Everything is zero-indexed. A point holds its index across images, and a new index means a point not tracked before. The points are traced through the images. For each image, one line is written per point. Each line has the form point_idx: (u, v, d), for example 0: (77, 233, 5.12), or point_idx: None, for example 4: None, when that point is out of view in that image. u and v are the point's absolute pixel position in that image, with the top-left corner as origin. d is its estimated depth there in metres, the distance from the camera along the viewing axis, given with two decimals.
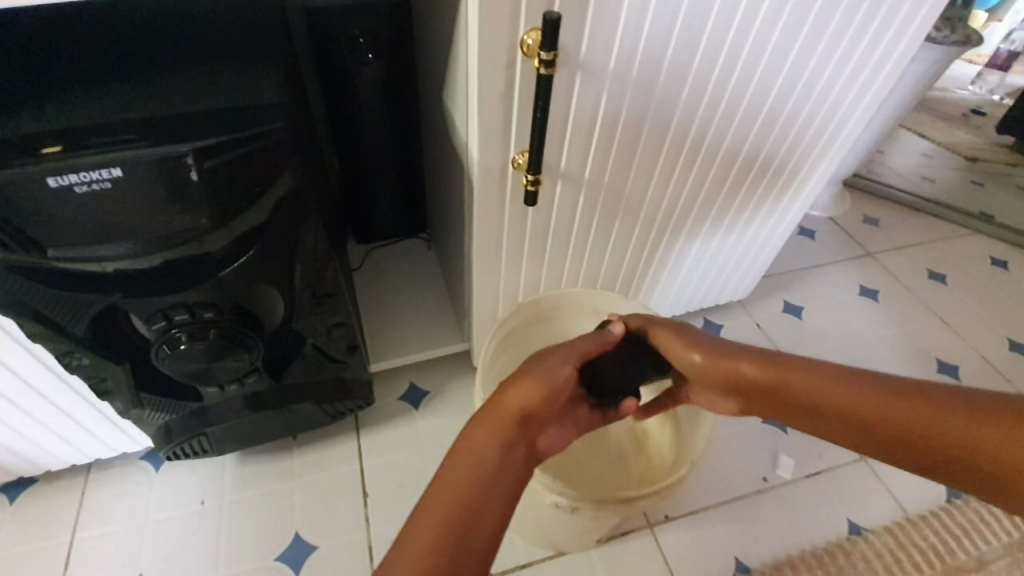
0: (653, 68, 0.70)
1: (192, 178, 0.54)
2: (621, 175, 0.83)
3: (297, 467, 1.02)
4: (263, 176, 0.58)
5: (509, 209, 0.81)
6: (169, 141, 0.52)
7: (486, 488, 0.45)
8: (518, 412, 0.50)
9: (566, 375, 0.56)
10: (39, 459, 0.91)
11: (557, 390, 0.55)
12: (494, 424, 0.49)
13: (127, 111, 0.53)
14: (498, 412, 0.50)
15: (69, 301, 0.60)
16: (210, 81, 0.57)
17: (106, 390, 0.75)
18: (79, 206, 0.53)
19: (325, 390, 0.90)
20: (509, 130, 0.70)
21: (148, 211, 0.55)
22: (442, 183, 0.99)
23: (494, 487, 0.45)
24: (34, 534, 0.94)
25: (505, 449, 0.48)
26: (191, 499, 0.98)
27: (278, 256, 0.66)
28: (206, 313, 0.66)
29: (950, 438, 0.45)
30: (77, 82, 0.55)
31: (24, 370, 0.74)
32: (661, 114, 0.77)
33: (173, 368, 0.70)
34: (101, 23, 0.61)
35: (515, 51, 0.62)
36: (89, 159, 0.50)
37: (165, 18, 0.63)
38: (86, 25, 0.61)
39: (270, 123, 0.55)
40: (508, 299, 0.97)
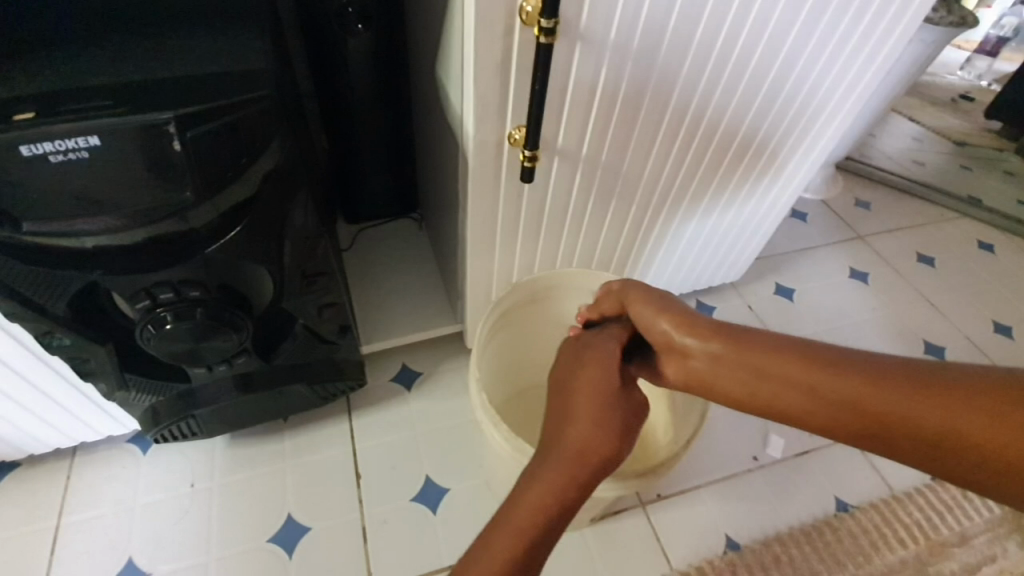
0: (653, 41, 0.68)
1: (175, 148, 0.51)
2: (618, 153, 0.81)
3: (288, 450, 1.01)
4: (250, 147, 0.55)
5: (505, 186, 0.79)
6: (149, 108, 0.49)
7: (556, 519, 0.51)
8: (590, 456, 0.54)
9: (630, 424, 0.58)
10: (21, 442, 0.89)
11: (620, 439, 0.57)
12: (571, 463, 0.53)
13: (104, 76, 0.50)
14: (576, 454, 0.54)
15: (47, 278, 0.58)
16: (192, 47, 0.55)
17: (90, 371, 0.73)
18: (54, 177, 0.50)
19: (316, 371, 0.88)
20: (506, 103, 0.68)
21: (129, 184, 0.52)
22: (435, 161, 0.97)
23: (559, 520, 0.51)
24: (18, 519, 0.92)
25: (572, 490, 0.52)
26: (181, 482, 0.96)
27: (266, 233, 0.64)
28: (192, 292, 0.64)
29: (954, 421, 0.42)
30: (50, 45, 0.52)
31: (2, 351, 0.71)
32: (661, 89, 0.75)
33: (159, 348, 0.68)
34: None
35: (513, 19, 0.60)
36: (64, 126, 0.47)
37: None
38: None
39: (256, 91, 0.52)
40: (502, 279, 0.96)
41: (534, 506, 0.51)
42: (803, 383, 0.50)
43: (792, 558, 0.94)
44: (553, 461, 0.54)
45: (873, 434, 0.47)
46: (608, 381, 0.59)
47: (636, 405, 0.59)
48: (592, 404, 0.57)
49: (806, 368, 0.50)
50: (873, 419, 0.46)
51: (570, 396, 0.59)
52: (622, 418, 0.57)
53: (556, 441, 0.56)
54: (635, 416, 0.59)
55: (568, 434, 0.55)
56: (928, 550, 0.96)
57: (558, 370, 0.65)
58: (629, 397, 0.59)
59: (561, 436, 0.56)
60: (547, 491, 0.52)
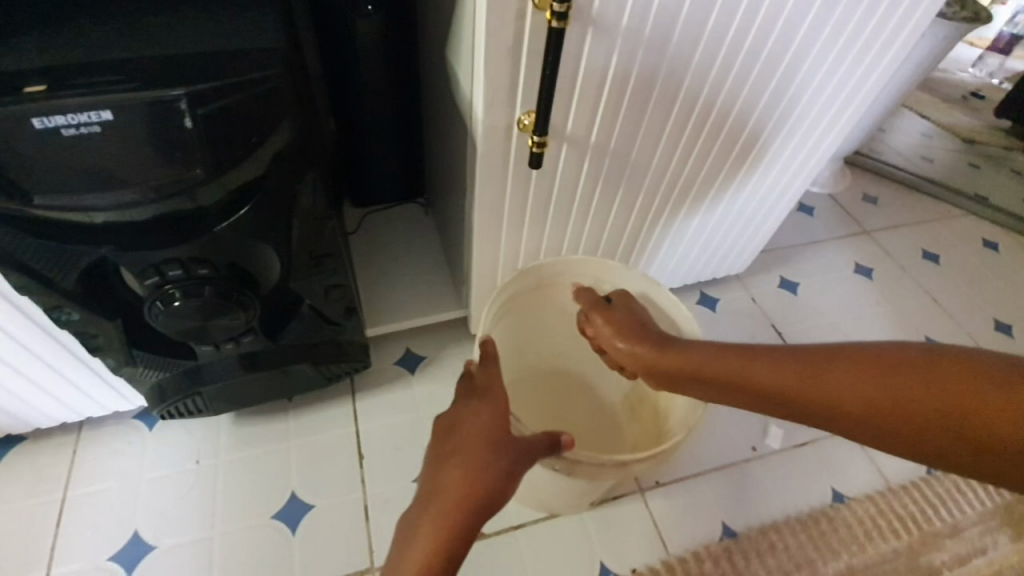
0: (665, 27, 0.68)
1: (186, 125, 0.51)
2: (626, 141, 0.81)
3: (292, 429, 1.02)
4: (261, 126, 0.55)
5: (513, 172, 0.79)
6: (161, 84, 0.49)
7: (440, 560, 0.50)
8: (469, 494, 0.53)
9: (513, 460, 0.57)
10: (28, 416, 0.90)
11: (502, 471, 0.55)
12: (451, 506, 0.52)
13: (116, 51, 0.50)
14: (454, 495, 0.53)
15: (58, 252, 0.58)
16: (204, 23, 0.54)
17: (98, 346, 0.74)
18: (66, 151, 0.50)
19: (321, 352, 0.89)
20: (516, 88, 0.68)
21: (140, 159, 0.52)
22: (443, 146, 0.97)
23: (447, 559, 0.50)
24: (25, 491, 0.94)
25: (455, 533, 0.51)
26: (186, 458, 0.98)
27: (274, 213, 0.64)
28: (201, 270, 0.65)
29: (863, 401, 0.49)
30: (63, 19, 0.52)
31: (11, 324, 0.72)
32: (671, 78, 0.75)
33: (167, 325, 0.69)
34: None
35: (526, 2, 0.59)
36: (77, 100, 0.47)
37: None
38: None
39: (268, 69, 0.52)
40: (507, 265, 0.96)
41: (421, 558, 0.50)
42: (743, 382, 0.57)
43: (787, 546, 0.95)
44: (434, 507, 0.52)
45: (806, 413, 0.54)
46: (495, 424, 0.59)
47: (523, 448, 0.59)
48: (479, 449, 0.56)
49: (742, 367, 0.58)
50: (799, 404, 0.54)
51: (459, 435, 0.58)
52: (508, 463, 0.56)
53: (437, 490, 0.54)
54: (522, 460, 0.58)
55: (449, 481, 0.54)
56: (920, 542, 0.97)
57: (445, 408, 0.62)
58: (516, 441, 0.59)
59: (444, 476, 0.54)
60: (431, 542, 0.50)
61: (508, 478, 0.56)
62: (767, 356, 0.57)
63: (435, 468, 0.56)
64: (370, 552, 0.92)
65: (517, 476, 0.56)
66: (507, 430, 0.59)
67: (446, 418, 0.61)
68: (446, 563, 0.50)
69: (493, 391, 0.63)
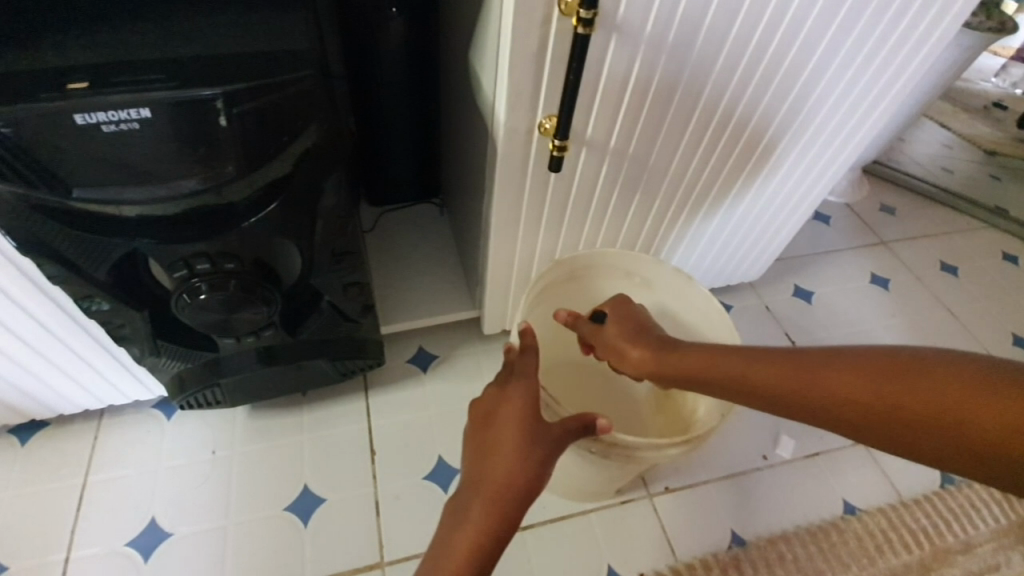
0: (689, 34, 0.69)
1: (221, 124, 0.53)
2: (645, 146, 0.82)
3: (306, 423, 1.03)
4: (292, 125, 0.57)
5: (532, 175, 0.80)
6: (198, 84, 0.50)
7: (482, 551, 0.51)
8: (505, 486, 0.54)
9: (545, 451, 0.57)
10: (52, 402, 0.93)
11: (536, 463, 0.56)
12: (489, 499, 0.53)
13: (154, 50, 0.52)
14: (491, 488, 0.53)
15: (91, 244, 0.60)
16: (237, 25, 0.56)
17: (124, 336, 0.75)
18: (104, 146, 0.52)
19: (338, 348, 0.90)
20: (539, 92, 0.69)
21: (175, 156, 0.54)
22: (461, 148, 0.98)
23: (489, 550, 0.51)
24: (47, 475, 0.96)
25: (495, 526, 0.52)
26: (203, 448, 1.00)
27: (299, 210, 0.65)
28: (227, 264, 0.66)
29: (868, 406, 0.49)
30: (102, 19, 0.54)
31: (41, 313, 0.75)
32: (692, 84, 0.75)
33: (192, 317, 0.70)
34: None
35: (552, 8, 0.60)
36: (118, 97, 0.49)
37: None
38: None
39: (301, 70, 0.54)
40: (522, 268, 0.97)
41: (463, 549, 0.51)
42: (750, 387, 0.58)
43: (796, 556, 0.95)
44: (474, 499, 0.53)
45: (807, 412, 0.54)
46: (527, 417, 0.59)
47: (556, 435, 0.59)
48: (513, 442, 0.56)
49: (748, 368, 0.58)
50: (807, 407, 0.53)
51: (494, 428, 0.58)
52: (542, 454, 0.56)
53: (479, 480, 0.55)
54: (557, 446, 0.58)
55: (489, 471, 0.55)
56: (932, 556, 0.96)
57: (481, 399, 0.63)
58: (550, 428, 0.59)
59: (483, 469, 0.55)
60: (474, 531, 0.51)
61: (541, 470, 0.56)
62: (774, 359, 0.57)
63: (474, 457, 0.57)
64: (381, 547, 0.93)
65: (551, 467, 0.57)
66: (539, 416, 0.59)
67: (482, 407, 0.62)
68: (490, 552, 0.51)
69: (524, 378, 0.63)
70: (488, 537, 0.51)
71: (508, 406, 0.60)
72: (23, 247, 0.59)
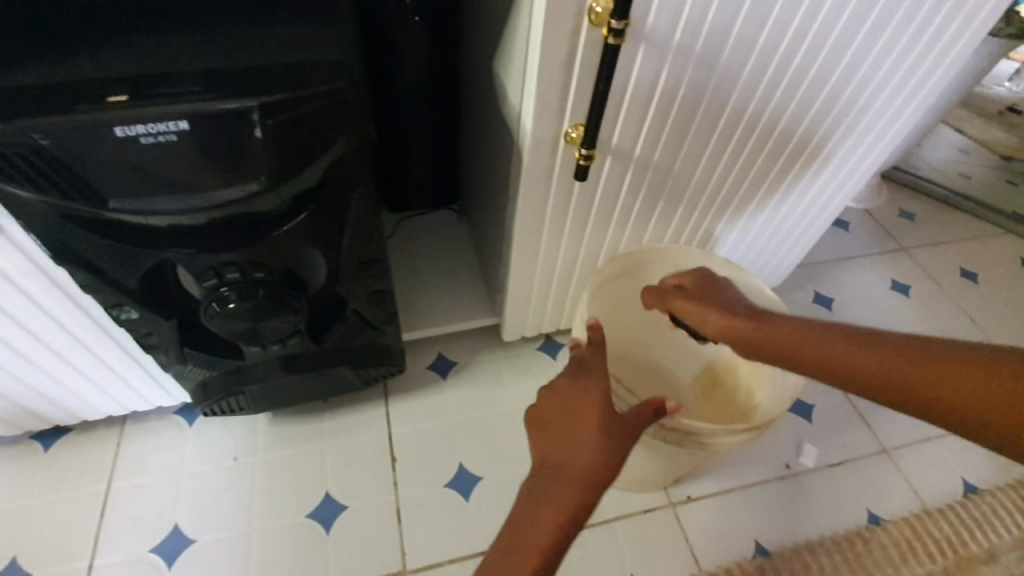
0: (717, 42, 0.68)
1: (257, 135, 0.53)
2: (669, 154, 0.82)
3: (327, 430, 1.04)
4: (326, 137, 0.57)
5: (557, 183, 0.80)
6: (236, 96, 0.51)
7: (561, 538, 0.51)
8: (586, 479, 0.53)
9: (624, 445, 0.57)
10: (77, 408, 0.94)
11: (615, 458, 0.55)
12: (570, 490, 0.53)
13: (190, 63, 0.52)
14: (572, 480, 0.53)
15: (124, 254, 0.60)
16: (271, 38, 0.56)
17: (152, 344, 0.76)
18: (141, 158, 0.52)
19: (361, 355, 0.90)
20: (566, 102, 0.69)
21: (210, 166, 0.54)
22: (482, 156, 0.98)
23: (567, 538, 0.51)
24: (71, 481, 0.97)
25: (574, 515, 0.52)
26: (225, 455, 1.00)
27: (328, 219, 0.66)
28: (258, 273, 0.67)
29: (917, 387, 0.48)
30: (138, 34, 0.54)
31: (68, 318, 0.75)
32: (718, 93, 0.75)
33: (221, 326, 0.71)
34: None
35: (582, 18, 0.60)
36: (157, 110, 0.49)
37: None
38: None
39: (335, 82, 0.54)
40: (544, 276, 0.97)
41: (543, 536, 0.50)
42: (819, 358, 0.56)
43: (821, 566, 0.93)
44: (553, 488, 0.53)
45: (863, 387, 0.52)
46: (606, 409, 0.58)
47: (632, 429, 0.59)
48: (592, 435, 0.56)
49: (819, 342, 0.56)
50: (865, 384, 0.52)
51: (571, 419, 0.58)
52: (621, 448, 0.56)
53: (568, 473, 0.54)
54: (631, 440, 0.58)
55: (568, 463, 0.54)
56: (959, 567, 0.95)
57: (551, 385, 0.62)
58: (626, 421, 0.59)
59: (562, 459, 0.55)
60: (553, 520, 0.51)
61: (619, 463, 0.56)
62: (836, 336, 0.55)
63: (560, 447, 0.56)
64: (402, 555, 0.92)
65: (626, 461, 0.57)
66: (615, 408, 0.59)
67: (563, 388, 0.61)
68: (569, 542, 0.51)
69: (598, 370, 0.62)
70: (560, 534, 0.51)
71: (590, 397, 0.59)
72: (58, 256, 0.60)
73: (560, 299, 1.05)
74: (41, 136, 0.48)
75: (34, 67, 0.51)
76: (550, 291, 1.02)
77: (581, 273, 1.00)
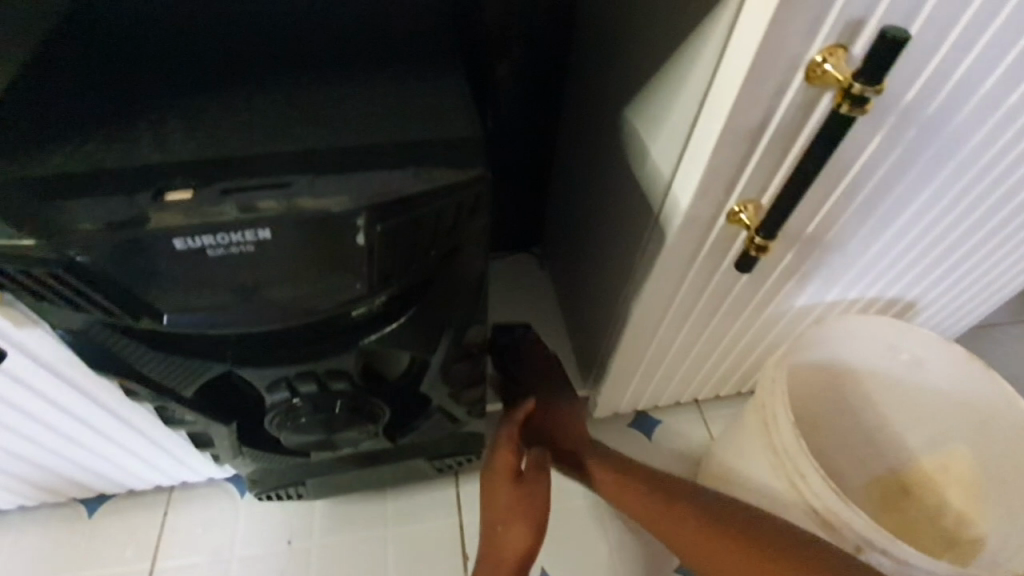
0: (956, 102, 0.51)
1: (357, 243, 0.40)
2: (846, 230, 0.65)
3: (391, 514, 0.91)
4: (445, 237, 0.43)
5: (701, 265, 0.63)
6: (335, 197, 0.38)
7: None
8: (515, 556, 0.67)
9: (530, 505, 0.69)
10: (123, 479, 0.84)
11: (530, 517, 0.68)
12: (494, 555, 0.67)
13: (278, 142, 0.40)
14: (495, 549, 0.67)
15: (178, 367, 0.48)
16: (379, 105, 0.43)
17: (207, 441, 0.64)
18: (207, 272, 0.39)
19: (439, 447, 0.77)
20: (740, 178, 0.52)
21: (292, 277, 0.41)
22: (587, 209, 0.82)
23: None
24: (113, 555, 0.87)
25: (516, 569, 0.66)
26: (279, 537, 0.89)
27: (431, 324, 0.51)
28: (337, 385, 0.53)
29: None
30: (213, 98, 0.42)
31: (111, 399, 0.65)
32: (934, 161, 0.58)
33: (288, 436, 0.58)
34: (236, 18, 0.47)
35: (794, 76, 0.44)
36: (232, 216, 0.36)
37: (313, 12, 0.48)
38: (217, 17, 0.47)
39: (465, 171, 0.40)
40: (657, 357, 0.81)
41: None
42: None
43: None
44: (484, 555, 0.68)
45: None
46: (507, 480, 0.70)
47: (531, 492, 0.69)
48: (508, 509, 0.68)
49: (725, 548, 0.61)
50: None
51: (493, 494, 0.70)
52: (535, 510, 0.69)
53: (502, 548, 0.67)
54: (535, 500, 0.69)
55: (506, 542, 0.67)
56: None
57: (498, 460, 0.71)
58: (530, 489, 0.69)
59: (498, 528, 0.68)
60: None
61: (534, 515, 0.68)
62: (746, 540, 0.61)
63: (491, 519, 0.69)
64: None
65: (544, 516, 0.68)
66: (515, 480, 0.70)
67: (504, 467, 0.70)
68: None
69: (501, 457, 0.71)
70: None
71: (531, 485, 0.69)
72: (104, 365, 0.48)
73: (670, 378, 0.89)
74: (77, 250, 0.36)
75: (77, 145, 0.39)
76: (659, 371, 0.86)
77: (701, 353, 0.83)
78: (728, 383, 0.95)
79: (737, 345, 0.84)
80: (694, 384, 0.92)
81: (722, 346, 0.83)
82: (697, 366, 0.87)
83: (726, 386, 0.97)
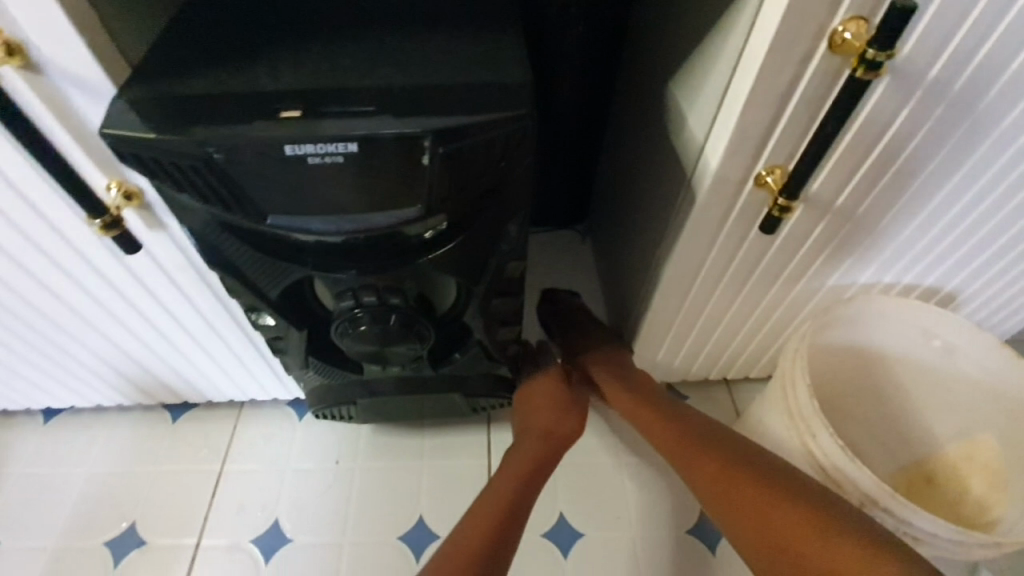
0: (985, 80, 0.54)
1: (423, 163, 0.48)
2: (876, 206, 0.67)
3: (427, 449, 1.00)
4: (494, 168, 0.51)
5: (730, 229, 0.68)
6: (409, 121, 0.46)
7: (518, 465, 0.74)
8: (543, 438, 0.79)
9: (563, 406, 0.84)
10: (204, 389, 0.97)
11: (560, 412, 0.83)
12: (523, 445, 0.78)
13: (367, 79, 0.49)
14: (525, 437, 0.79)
15: (270, 266, 0.58)
16: (449, 55, 0.51)
17: (280, 349, 0.75)
18: (305, 178, 0.48)
19: (475, 384, 0.85)
20: (768, 141, 0.57)
21: (369, 189, 0.50)
22: (630, 180, 0.88)
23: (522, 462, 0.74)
24: (191, 455, 1.01)
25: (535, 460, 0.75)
26: (328, 457, 1.00)
27: (477, 250, 0.60)
28: (393, 299, 0.62)
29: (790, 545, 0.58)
30: (318, 44, 0.51)
31: (206, 308, 0.76)
32: (966, 139, 0.60)
33: (349, 345, 0.67)
34: None
35: (818, 43, 0.49)
36: (329, 130, 0.45)
37: None
38: None
39: (515, 108, 0.47)
40: (686, 324, 0.86)
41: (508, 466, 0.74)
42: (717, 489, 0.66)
43: None
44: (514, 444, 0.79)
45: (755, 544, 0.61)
46: (551, 385, 0.86)
47: (570, 399, 0.85)
48: (542, 405, 0.84)
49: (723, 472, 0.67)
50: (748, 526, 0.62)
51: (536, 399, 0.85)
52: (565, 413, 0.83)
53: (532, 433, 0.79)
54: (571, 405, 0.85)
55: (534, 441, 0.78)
56: None
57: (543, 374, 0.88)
58: (568, 397, 0.86)
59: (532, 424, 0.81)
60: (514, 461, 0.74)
61: (566, 412, 0.83)
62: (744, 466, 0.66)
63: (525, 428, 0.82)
64: None
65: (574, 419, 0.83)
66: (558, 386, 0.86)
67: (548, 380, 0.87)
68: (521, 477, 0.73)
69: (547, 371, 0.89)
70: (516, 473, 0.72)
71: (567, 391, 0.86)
72: (213, 262, 0.59)
73: (698, 350, 0.93)
74: (213, 147, 0.46)
75: (213, 74, 0.49)
76: (688, 340, 0.90)
77: (730, 325, 0.87)
78: (758, 362, 0.98)
79: (767, 321, 0.87)
80: (722, 359, 0.96)
81: (751, 320, 0.86)
82: (725, 339, 0.91)
83: (756, 366, 0.99)
